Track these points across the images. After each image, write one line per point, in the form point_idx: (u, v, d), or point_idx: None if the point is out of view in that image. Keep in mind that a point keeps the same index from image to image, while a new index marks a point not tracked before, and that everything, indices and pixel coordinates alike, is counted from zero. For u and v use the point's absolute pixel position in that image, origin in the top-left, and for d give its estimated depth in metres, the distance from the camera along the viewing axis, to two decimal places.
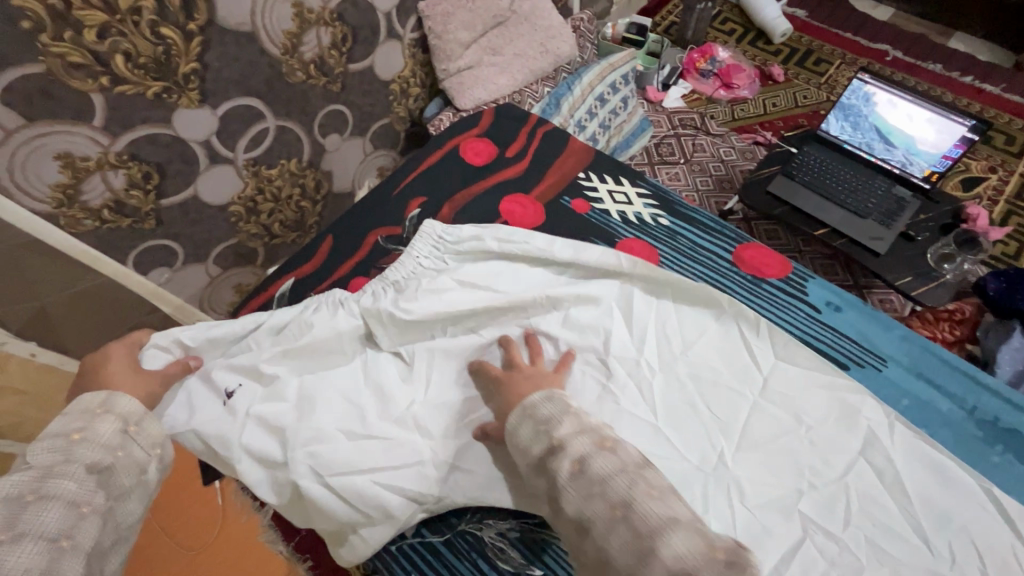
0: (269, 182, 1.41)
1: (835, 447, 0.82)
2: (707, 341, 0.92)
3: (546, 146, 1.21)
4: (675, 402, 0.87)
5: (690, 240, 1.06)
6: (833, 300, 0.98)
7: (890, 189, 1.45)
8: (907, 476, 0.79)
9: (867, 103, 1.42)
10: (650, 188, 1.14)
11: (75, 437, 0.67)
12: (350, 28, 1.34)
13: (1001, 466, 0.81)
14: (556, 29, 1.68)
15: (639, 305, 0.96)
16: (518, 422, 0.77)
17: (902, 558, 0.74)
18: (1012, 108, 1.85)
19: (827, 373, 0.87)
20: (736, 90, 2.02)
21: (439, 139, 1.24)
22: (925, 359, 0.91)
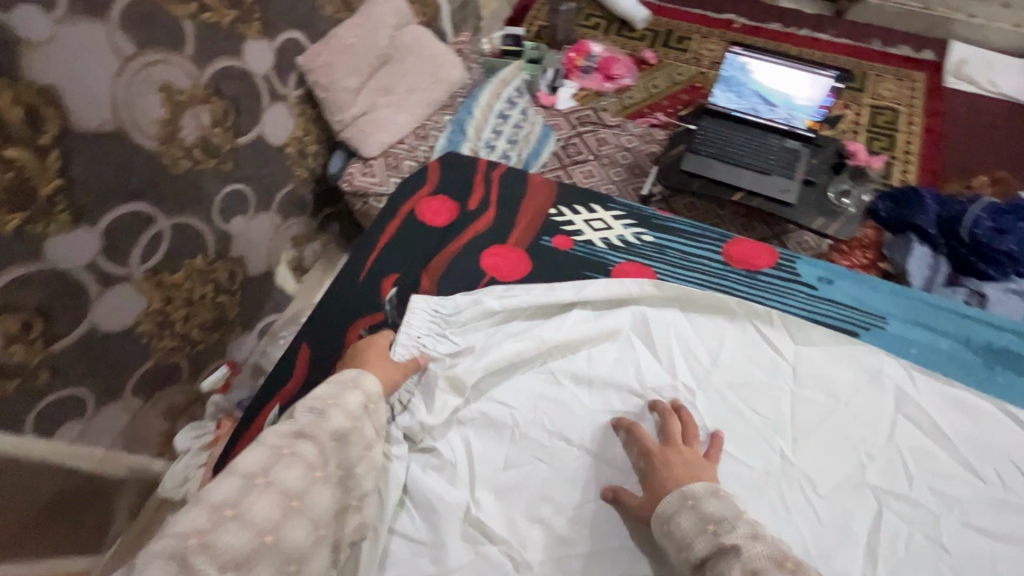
0: (176, 288, 1.24)
1: (875, 411, 0.84)
2: (730, 347, 0.92)
3: (508, 189, 1.17)
4: (722, 415, 0.85)
5: (678, 251, 1.06)
6: (824, 275, 1.02)
7: (782, 144, 1.59)
8: (943, 419, 0.84)
9: (744, 72, 1.61)
10: (623, 208, 1.13)
11: (328, 402, 0.78)
12: (230, 100, 1.21)
13: (1010, 383, 0.87)
14: (441, 56, 1.64)
15: (656, 330, 0.94)
16: (676, 508, 0.71)
17: (965, 497, 0.78)
18: (845, 50, 2.12)
19: (844, 345, 0.91)
20: (618, 80, 2.12)
21: (390, 205, 1.17)
22: (920, 308, 0.96)
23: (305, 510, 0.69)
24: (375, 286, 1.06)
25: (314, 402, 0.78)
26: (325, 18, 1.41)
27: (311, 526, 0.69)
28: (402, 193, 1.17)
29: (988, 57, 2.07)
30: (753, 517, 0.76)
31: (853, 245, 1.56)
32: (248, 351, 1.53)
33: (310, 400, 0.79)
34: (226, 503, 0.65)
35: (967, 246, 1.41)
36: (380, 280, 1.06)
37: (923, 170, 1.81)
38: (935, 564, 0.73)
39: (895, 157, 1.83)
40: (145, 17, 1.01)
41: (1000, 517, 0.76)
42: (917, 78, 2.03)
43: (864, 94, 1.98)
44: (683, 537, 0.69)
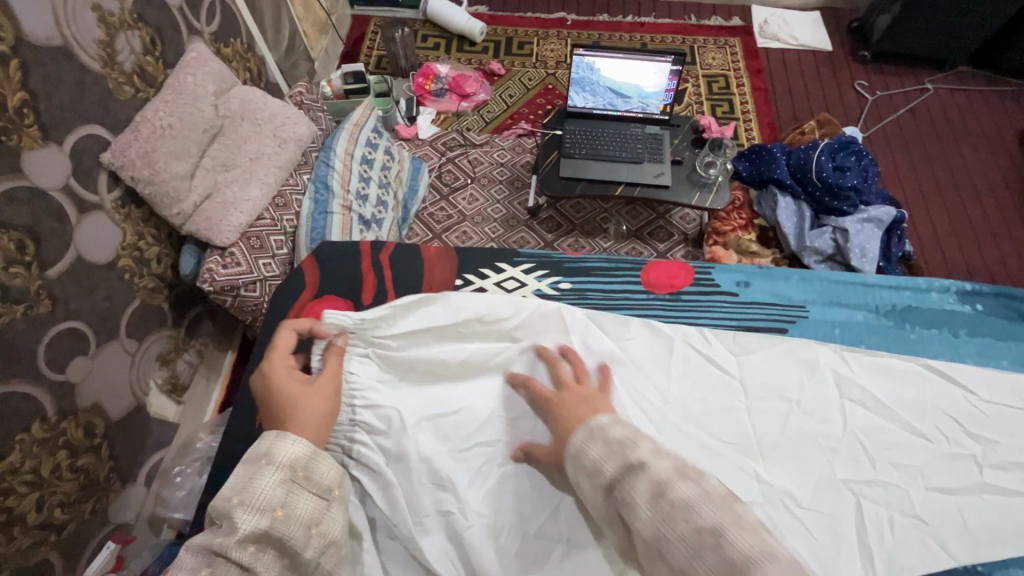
0: (15, 474, 0.98)
1: (825, 402, 0.86)
2: (679, 378, 0.88)
3: (402, 266, 1.04)
4: (695, 456, 0.81)
5: (599, 292, 1.01)
6: (740, 278, 1.02)
7: (643, 131, 1.67)
8: (881, 391, 0.87)
9: (592, 72, 1.57)
10: (532, 258, 1.06)
11: (235, 499, 0.64)
12: (22, 229, 0.97)
13: (918, 338, 0.94)
14: (280, 114, 1.45)
15: (604, 383, 0.86)
16: (585, 442, 0.70)
17: (922, 462, 0.83)
18: (670, 30, 2.28)
19: (778, 344, 0.92)
20: (473, 96, 2.08)
21: (271, 313, 1.00)
22: (829, 288, 1.00)
23: None
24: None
25: (224, 503, 0.65)
26: (126, 101, 1.18)
27: None
28: (281, 299, 1.00)
29: (785, 15, 2.33)
30: None
31: (728, 210, 1.68)
32: (138, 505, 1.28)
33: (219, 501, 0.65)
34: None
35: (821, 188, 1.56)
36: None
37: (762, 126, 2.02)
38: (913, 536, 0.77)
39: (737, 119, 2.02)
40: None
41: (949, 470, 0.82)
42: (735, 43, 2.23)
43: (697, 67, 2.16)
44: (593, 464, 0.68)
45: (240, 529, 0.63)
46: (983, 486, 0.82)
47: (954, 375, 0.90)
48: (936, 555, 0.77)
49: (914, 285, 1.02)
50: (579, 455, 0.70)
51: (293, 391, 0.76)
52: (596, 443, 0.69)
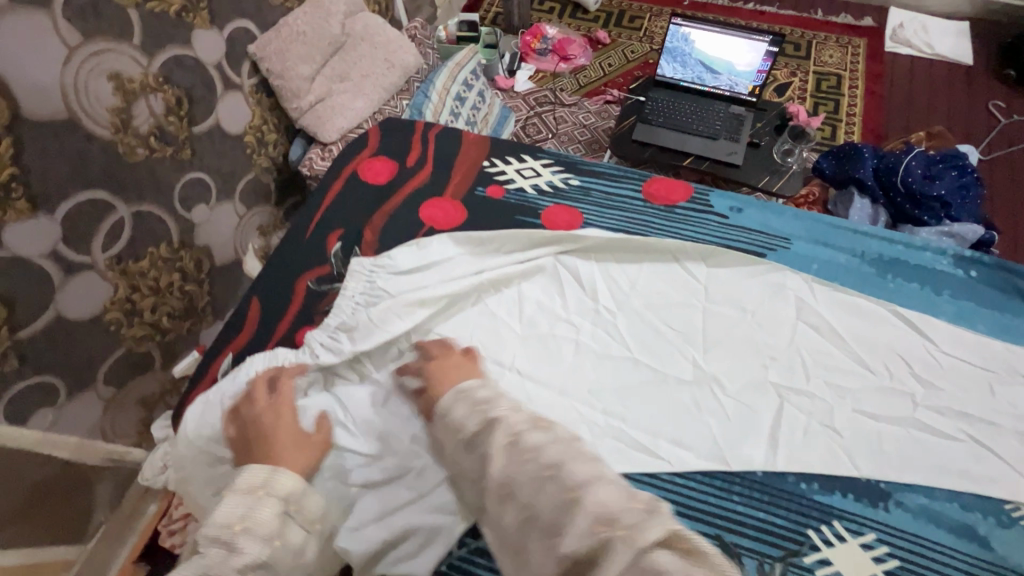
0: (142, 276, 1.27)
1: (779, 319, 0.93)
2: (651, 274, 0.98)
3: (443, 148, 1.18)
4: (643, 332, 0.92)
5: (604, 192, 1.10)
6: (734, 205, 1.08)
7: (728, 109, 1.67)
8: (838, 323, 0.93)
9: (687, 43, 1.64)
10: (552, 157, 1.16)
11: (238, 527, 0.63)
12: (182, 89, 1.25)
13: (895, 288, 0.97)
14: (395, 42, 1.66)
15: (583, 264, 0.98)
16: (451, 403, 0.72)
17: (856, 386, 0.87)
18: (791, 22, 2.21)
19: (751, 264, 0.98)
20: (574, 60, 2.18)
21: (334, 169, 1.17)
22: (819, 229, 1.05)
23: None
24: (323, 235, 1.05)
25: (219, 532, 0.63)
26: (275, 7, 1.45)
27: None
28: (343, 158, 1.18)
29: (925, 22, 2.19)
30: (674, 420, 0.84)
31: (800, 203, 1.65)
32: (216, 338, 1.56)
33: (214, 529, 0.63)
34: None
35: (903, 194, 1.49)
36: (319, 243, 1.04)
37: (866, 132, 1.92)
38: (825, 443, 0.82)
39: (840, 120, 1.94)
40: (88, 10, 1.02)
41: (883, 400, 0.86)
42: (859, 44, 2.14)
43: (810, 63, 2.09)
44: (458, 420, 0.69)
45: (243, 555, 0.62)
46: (911, 422, 0.85)
47: (918, 325, 0.93)
48: (846, 466, 0.81)
49: (905, 242, 1.04)
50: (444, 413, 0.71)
51: (290, 440, 0.73)
52: (460, 406, 0.71)
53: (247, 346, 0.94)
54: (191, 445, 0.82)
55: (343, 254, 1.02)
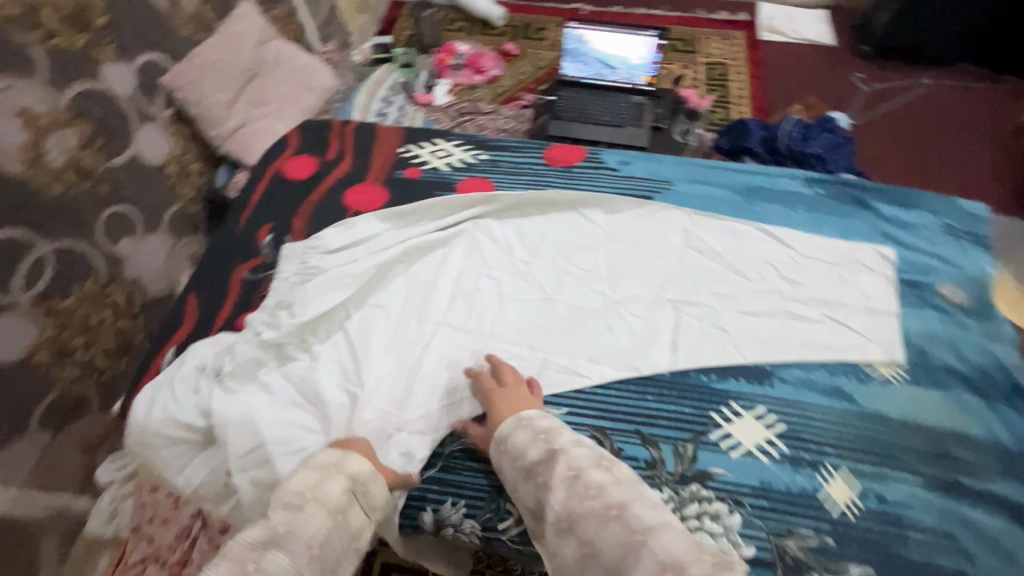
0: (70, 313, 1.24)
1: (668, 248, 1.07)
2: (557, 226, 1.10)
3: (362, 139, 1.24)
4: (553, 274, 1.04)
5: (509, 161, 1.20)
6: (623, 159, 1.21)
7: (629, 99, 1.82)
8: (717, 244, 1.07)
9: (584, 42, 1.85)
10: (461, 137, 1.26)
11: (309, 495, 0.71)
12: (94, 122, 1.26)
13: (763, 211, 1.12)
14: (310, 65, 1.72)
15: (497, 225, 1.09)
16: (511, 429, 0.80)
17: (737, 293, 1.01)
18: (677, 21, 2.45)
19: (640, 206, 1.12)
20: (487, 72, 2.30)
21: (259, 171, 1.22)
22: (696, 170, 1.19)
23: None
24: (255, 231, 1.11)
25: (293, 496, 0.71)
26: (183, 38, 1.50)
27: None
28: (267, 159, 1.23)
29: (791, 12, 2.49)
30: (587, 344, 0.96)
31: None
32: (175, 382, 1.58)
33: (287, 493, 0.71)
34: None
35: (789, 155, 1.70)
36: (249, 238, 1.10)
37: (755, 110, 2.15)
38: (718, 343, 0.95)
39: (731, 103, 2.16)
40: None
41: (761, 300, 1.00)
42: (738, 35, 2.40)
43: (698, 56, 2.32)
44: (517, 449, 0.78)
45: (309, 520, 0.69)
46: (787, 315, 0.99)
47: (783, 238, 1.08)
48: (735, 358, 0.94)
49: (770, 173, 1.20)
50: (504, 441, 0.80)
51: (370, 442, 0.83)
52: (522, 434, 0.79)
53: (188, 339, 0.99)
54: (147, 429, 0.85)
55: (275, 245, 1.08)
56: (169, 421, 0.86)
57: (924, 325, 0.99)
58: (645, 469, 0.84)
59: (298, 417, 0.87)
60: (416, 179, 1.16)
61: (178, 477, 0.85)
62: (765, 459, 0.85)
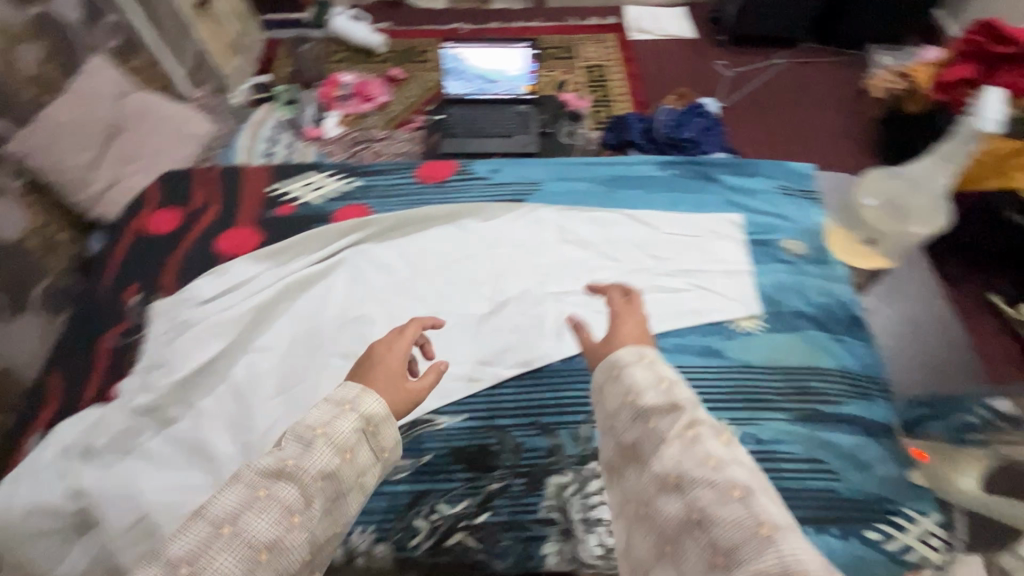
0: None
1: (543, 244, 1.17)
2: (437, 240, 1.17)
3: (228, 184, 1.25)
4: (438, 286, 1.11)
5: (384, 185, 1.27)
6: (493, 167, 1.31)
7: (515, 109, 1.90)
8: (588, 233, 1.19)
9: (460, 61, 1.88)
10: (333, 166, 1.28)
11: (318, 430, 0.71)
12: None
13: (621, 197, 1.26)
14: (181, 113, 1.65)
15: (376, 249, 1.14)
16: (632, 362, 0.75)
17: (605, 275, 1.14)
18: (551, 31, 2.59)
19: (513, 210, 1.22)
20: (376, 98, 2.31)
21: (121, 232, 1.21)
22: (561, 169, 1.31)
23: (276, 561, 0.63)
24: (120, 294, 1.11)
25: (303, 430, 0.71)
26: (28, 102, 1.40)
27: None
28: (130, 220, 1.23)
29: (653, 11, 2.68)
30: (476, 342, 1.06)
31: None
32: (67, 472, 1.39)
33: (300, 425, 0.72)
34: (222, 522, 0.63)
35: (666, 143, 1.85)
36: (113, 300, 1.11)
37: (635, 105, 2.30)
38: (592, 322, 1.08)
39: (612, 101, 2.30)
40: None
41: (624, 277, 1.14)
42: (609, 37, 2.56)
43: (576, 60, 2.46)
44: (633, 385, 0.73)
45: (313, 460, 0.69)
46: (650, 286, 1.13)
47: (640, 218, 1.22)
48: (609, 337, 1.07)
49: (627, 161, 1.34)
50: (619, 370, 0.75)
51: (386, 379, 0.81)
52: (641, 371, 0.74)
53: (55, 415, 1.00)
54: (17, 518, 0.86)
55: (143, 304, 1.09)
56: (41, 503, 0.87)
57: (772, 278, 1.14)
58: (545, 457, 0.97)
59: (182, 468, 0.90)
60: (287, 217, 1.20)
61: (58, 562, 0.84)
62: None
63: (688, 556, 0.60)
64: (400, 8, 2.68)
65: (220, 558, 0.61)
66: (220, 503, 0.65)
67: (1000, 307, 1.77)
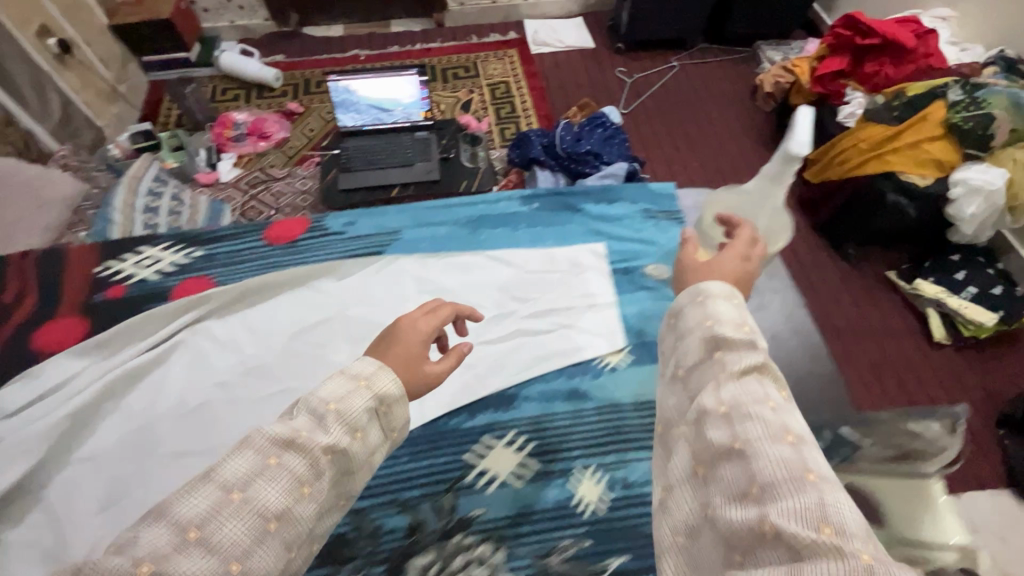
0: None
1: (399, 297, 1.22)
2: (286, 307, 1.19)
3: (51, 270, 1.22)
4: (286, 355, 1.13)
5: (226, 252, 1.29)
6: (347, 220, 1.36)
7: (414, 137, 1.86)
8: (446, 279, 1.25)
9: (350, 93, 1.76)
10: (170, 237, 1.30)
11: (331, 406, 0.67)
12: None
13: (470, 238, 1.35)
14: (40, 177, 1.55)
15: (218, 326, 1.15)
16: (714, 293, 0.74)
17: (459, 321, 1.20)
18: (454, 50, 2.57)
19: (372, 264, 1.27)
20: (273, 136, 2.21)
21: None
22: (417, 213, 1.39)
23: (282, 530, 0.60)
24: None
25: (319, 405, 0.68)
26: None
27: (280, 549, 0.59)
28: None
29: (552, 24, 2.71)
30: None
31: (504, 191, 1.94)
32: None
33: (316, 399, 0.68)
34: (233, 488, 0.59)
35: (566, 157, 1.85)
36: None
37: (541, 118, 2.31)
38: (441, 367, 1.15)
39: (518, 116, 2.31)
40: None
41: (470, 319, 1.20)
42: (512, 53, 2.57)
43: (480, 78, 2.45)
44: (714, 314, 0.71)
45: (329, 434, 0.65)
46: (503, 324, 1.20)
47: (492, 255, 1.30)
48: (478, 392, 1.11)
49: (488, 200, 1.44)
50: (705, 292, 0.74)
51: (401, 358, 0.79)
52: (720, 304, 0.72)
53: None
54: None
55: None
56: None
57: (637, 307, 1.22)
58: (405, 537, 0.95)
59: None
60: (117, 301, 1.19)
61: None
62: (518, 484, 1.01)
63: (722, 478, 0.58)
64: (295, 39, 2.60)
65: (228, 524, 0.56)
66: (231, 466, 0.60)
67: (898, 282, 1.88)
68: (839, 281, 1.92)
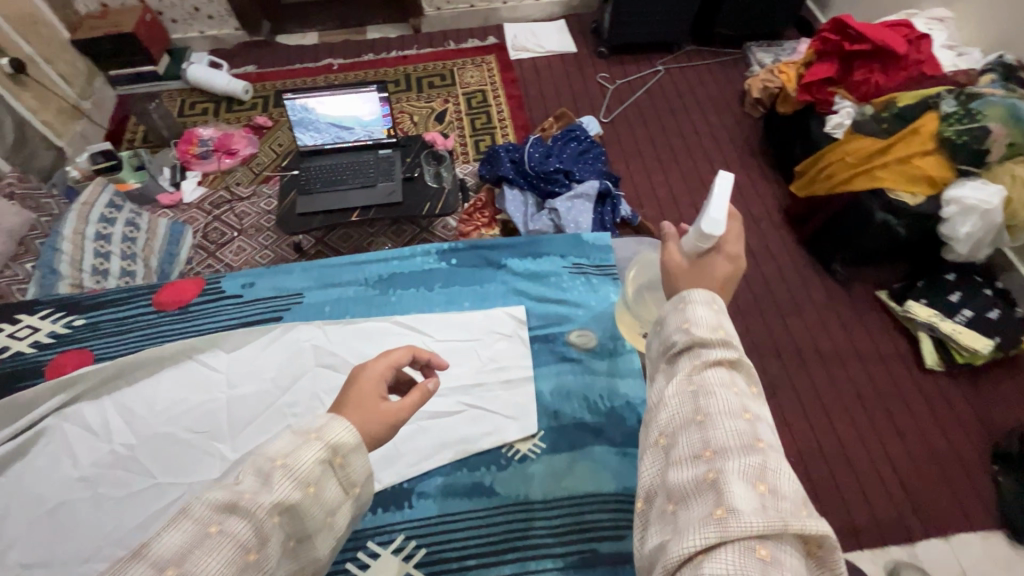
0: None
1: (286, 373, 1.20)
2: (171, 386, 1.18)
3: None
4: (164, 441, 1.11)
5: (109, 321, 1.33)
6: (245, 281, 1.39)
7: (377, 156, 1.79)
8: (342, 351, 1.23)
9: (309, 112, 1.66)
10: (50, 304, 1.35)
11: (279, 462, 0.64)
12: None
13: (364, 302, 1.35)
14: None
15: (92, 411, 1.13)
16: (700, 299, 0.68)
17: None
18: (430, 58, 2.48)
19: (268, 334, 1.25)
20: (239, 152, 2.13)
21: None
22: (321, 273, 1.40)
23: None
24: None
25: (265, 463, 0.64)
26: None
27: None
28: None
29: (533, 28, 2.61)
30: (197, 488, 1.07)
31: (473, 209, 1.87)
32: None
33: (263, 458, 0.65)
34: (169, 562, 0.54)
35: (535, 176, 1.76)
36: None
37: (518, 129, 2.22)
38: None
39: (494, 128, 2.22)
40: None
41: None
42: (491, 59, 2.47)
43: (457, 87, 2.36)
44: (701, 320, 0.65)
45: (275, 492, 0.61)
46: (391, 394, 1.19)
47: (389, 321, 1.29)
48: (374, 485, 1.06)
49: (404, 255, 1.44)
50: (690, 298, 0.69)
51: (361, 405, 0.75)
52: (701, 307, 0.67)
53: None
54: None
55: None
56: None
57: (551, 382, 1.21)
58: None
59: None
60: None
61: None
62: None
63: (678, 443, 0.59)
64: (268, 48, 2.53)
65: None
66: (165, 543, 0.56)
67: (889, 304, 1.77)
68: (827, 298, 1.82)
